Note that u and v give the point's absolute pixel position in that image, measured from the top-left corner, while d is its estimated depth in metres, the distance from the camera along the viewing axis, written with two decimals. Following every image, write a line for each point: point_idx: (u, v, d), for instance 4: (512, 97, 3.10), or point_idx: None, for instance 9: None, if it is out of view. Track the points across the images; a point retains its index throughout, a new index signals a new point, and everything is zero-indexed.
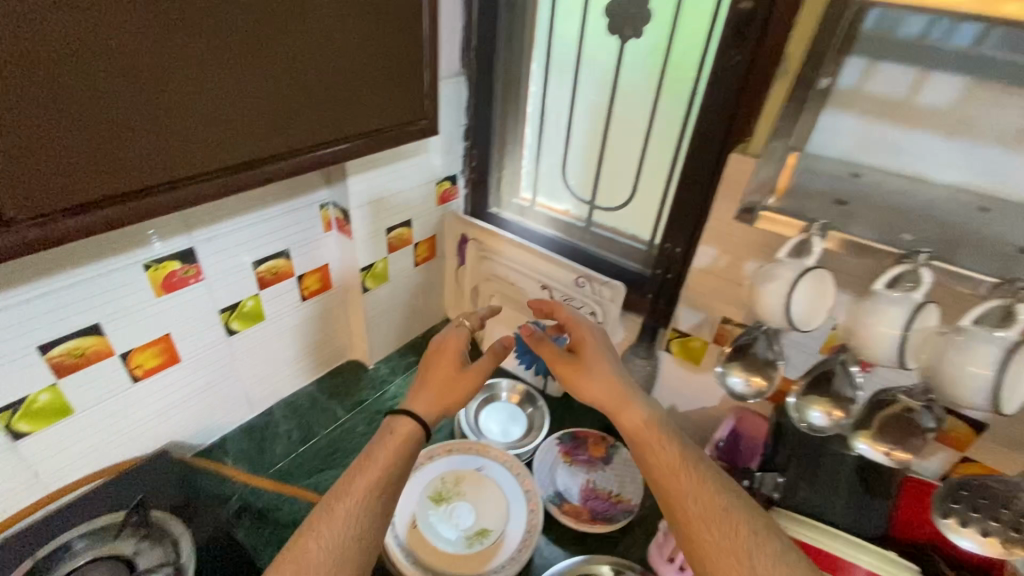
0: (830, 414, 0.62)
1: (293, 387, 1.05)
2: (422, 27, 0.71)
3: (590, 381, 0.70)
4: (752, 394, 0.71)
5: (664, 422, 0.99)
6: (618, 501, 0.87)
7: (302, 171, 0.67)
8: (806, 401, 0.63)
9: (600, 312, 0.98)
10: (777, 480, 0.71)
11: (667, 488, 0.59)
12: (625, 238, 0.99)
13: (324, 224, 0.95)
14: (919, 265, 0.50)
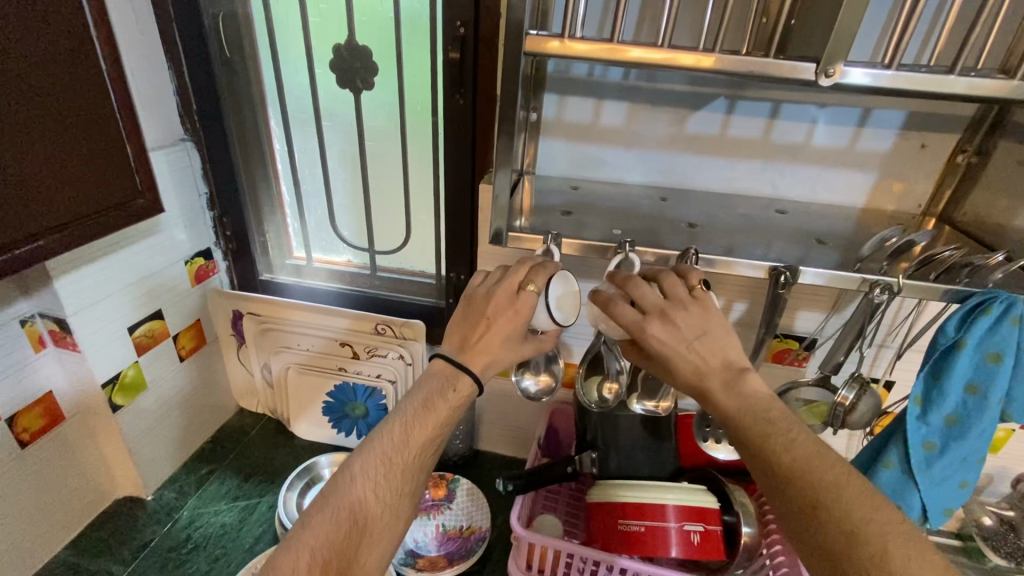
0: (611, 389, 0.70)
1: (37, 561, 0.81)
2: (112, 93, 0.63)
3: (659, 341, 0.52)
4: (543, 394, 0.72)
5: (493, 441, 1.03)
6: (469, 534, 0.87)
7: (8, 271, 0.56)
8: (589, 383, 0.71)
9: (407, 354, 0.98)
10: (592, 457, 0.80)
11: (758, 445, 0.49)
12: (410, 276, 1.01)
13: (33, 344, 0.76)
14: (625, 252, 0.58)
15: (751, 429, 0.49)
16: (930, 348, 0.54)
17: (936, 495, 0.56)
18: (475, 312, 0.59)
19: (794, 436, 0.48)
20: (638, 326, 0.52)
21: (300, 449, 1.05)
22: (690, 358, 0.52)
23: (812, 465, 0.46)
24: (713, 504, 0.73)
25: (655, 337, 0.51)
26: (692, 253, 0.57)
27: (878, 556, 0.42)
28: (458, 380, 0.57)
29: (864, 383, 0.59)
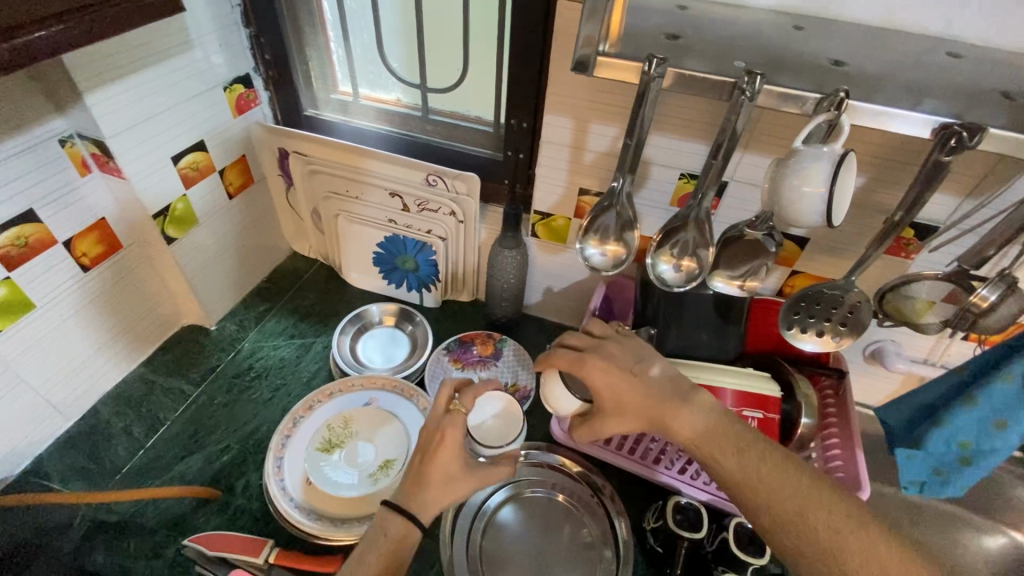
0: (687, 268, 0.63)
1: (119, 375, 0.89)
2: None
3: (611, 381, 0.59)
4: (609, 266, 0.69)
5: (543, 305, 1.02)
6: (514, 392, 0.88)
7: (15, 64, 0.48)
8: (658, 255, 0.64)
9: (459, 210, 0.91)
10: (650, 333, 0.75)
11: (727, 470, 0.55)
12: (466, 122, 0.90)
13: (78, 167, 0.73)
14: (741, 81, 0.47)
15: (724, 447, 0.55)
16: None
17: None
18: (420, 449, 0.63)
19: (765, 451, 0.55)
20: (577, 359, 0.60)
21: (351, 295, 1.07)
22: (642, 387, 0.59)
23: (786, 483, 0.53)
24: (775, 393, 0.69)
25: (598, 368, 0.59)
26: (841, 95, 0.44)
27: (865, 547, 0.50)
28: (391, 522, 0.58)
29: (1012, 283, 0.49)
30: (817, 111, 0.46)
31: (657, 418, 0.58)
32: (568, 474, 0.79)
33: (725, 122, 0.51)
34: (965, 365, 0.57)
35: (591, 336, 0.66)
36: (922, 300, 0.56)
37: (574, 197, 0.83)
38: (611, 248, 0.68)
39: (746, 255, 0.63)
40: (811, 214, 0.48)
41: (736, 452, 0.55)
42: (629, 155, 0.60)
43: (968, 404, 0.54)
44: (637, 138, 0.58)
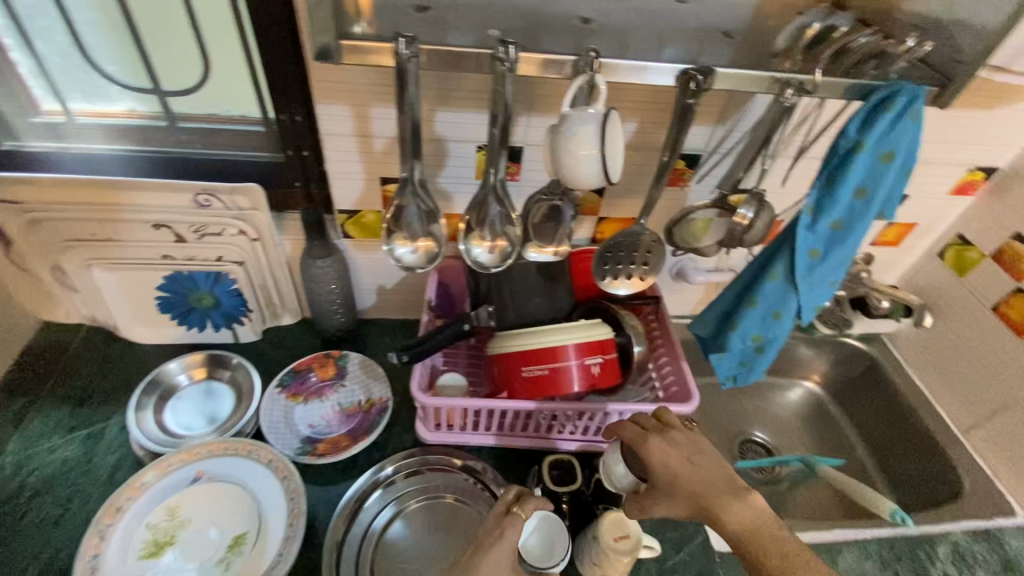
0: (499, 247, 0.63)
1: None
2: None
3: (666, 462, 0.59)
4: (422, 261, 0.68)
5: (379, 306, 0.96)
6: (370, 407, 0.81)
7: None
8: (468, 241, 0.63)
9: (249, 227, 0.80)
10: (490, 310, 0.75)
11: (758, 555, 0.52)
12: (230, 123, 0.78)
13: None
14: (499, 49, 0.45)
15: (763, 542, 0.53)
16: (830, 153, 0.50)
17: (811, 297, 0.58)
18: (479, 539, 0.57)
19: (799, 551, 0.52)
20: (642, 436, 0.62)
21: (144, 354, 0.88)
22: (697, 473, 0.58)
23: (756, 521, 0.54)
24: (610, 335, 0.74)
25: (658, 447, 0.60)
26: (593, 56, 0.45)
27: None
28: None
29: (762, 199, 0.55)
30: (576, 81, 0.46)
31: (705, 504, 0.56)
32: (442, 473, 0.77)
33: (495, 93, 0.49)
34: (743, 272, 0.63)
35: (659, 423, 0.64)
36: (698, 220, 0.61)
37: (377, 187, 0.77)
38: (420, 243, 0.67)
39: (548, 223, 0.66)
40: (591, 176, 0.49)
41: (781, 554, 0.51)
42: (411, 140, 0.57)
43: (752, 307, 0.61)
44: (413, 121, 0.55)
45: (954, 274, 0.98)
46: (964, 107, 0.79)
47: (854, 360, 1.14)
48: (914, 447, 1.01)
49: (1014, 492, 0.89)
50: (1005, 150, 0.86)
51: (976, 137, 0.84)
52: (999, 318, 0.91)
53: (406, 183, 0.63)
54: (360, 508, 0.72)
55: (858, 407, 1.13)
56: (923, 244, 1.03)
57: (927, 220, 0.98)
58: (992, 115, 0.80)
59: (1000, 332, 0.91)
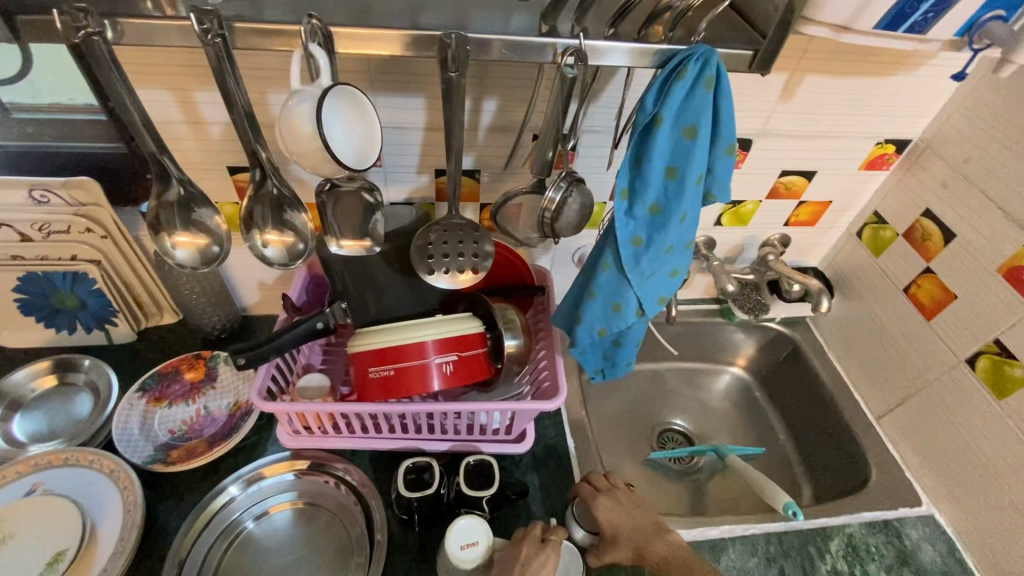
0: (284, 242, 0.58)
1: None
2: None
3: (612, 516, 0.66)
4: (199, 264, 0.57)
5: (264, 302, 0.91)
6: (236, 410, 0.78)
7: None
8: (252, 237, 0.58)
9: (95, 225, 0.75)
10: (345, 307, 0.70)
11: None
12: (76, 113, 0.73)
13: None
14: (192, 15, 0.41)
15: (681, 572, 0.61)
16: (632, 129, 0.44)
17: (649, 287, 0.53)
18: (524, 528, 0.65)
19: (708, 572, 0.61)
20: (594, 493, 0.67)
21: (10, 360, 0.84)
22: (635, 518, 0.66)
23: (678, 551, 0.63)
24: (475, 329, 0.70)
25: (605, 506, 0.66)
26: (310, 22, 0.41)
27: None
28: None
29: (574, 181, 0.49)
30: (303, 66, 0.43)
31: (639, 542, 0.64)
32: (308, 476, 0.74)
33: (220, 85, 0.46)
34: (587, 261, 0.58)
35: (601, 482, 0.69)
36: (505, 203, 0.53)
37: (226, 178, 0.71)
38: (186, 239, 0.56)
39: (348, 213, 0.60)
40: (323, 162, 0.45)
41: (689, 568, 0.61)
42: (149, 136, 0.50)
43: (591, 299, 0.55)
44: (142, 118, 0.49)
45: (870, 253, 0.93)
46: (855, 75, 0.73)
47: (778, 344, 1.09)
48: (831, 434, 0.97)
49: (921, 481, 0.85)
50: (911, 120, 0.81)
51: (875, 107, 0.78)
52: (908, 300, 0.86)
53: (163, 176, 0.54)
54: (214, 516, 0.69)
55: (781, 393, 1.09)
56: (842, 223, 0.97)
57: (842, 198, 0.92)
58: (889, 83, 0.75)
59: (911, 314, 0.86)
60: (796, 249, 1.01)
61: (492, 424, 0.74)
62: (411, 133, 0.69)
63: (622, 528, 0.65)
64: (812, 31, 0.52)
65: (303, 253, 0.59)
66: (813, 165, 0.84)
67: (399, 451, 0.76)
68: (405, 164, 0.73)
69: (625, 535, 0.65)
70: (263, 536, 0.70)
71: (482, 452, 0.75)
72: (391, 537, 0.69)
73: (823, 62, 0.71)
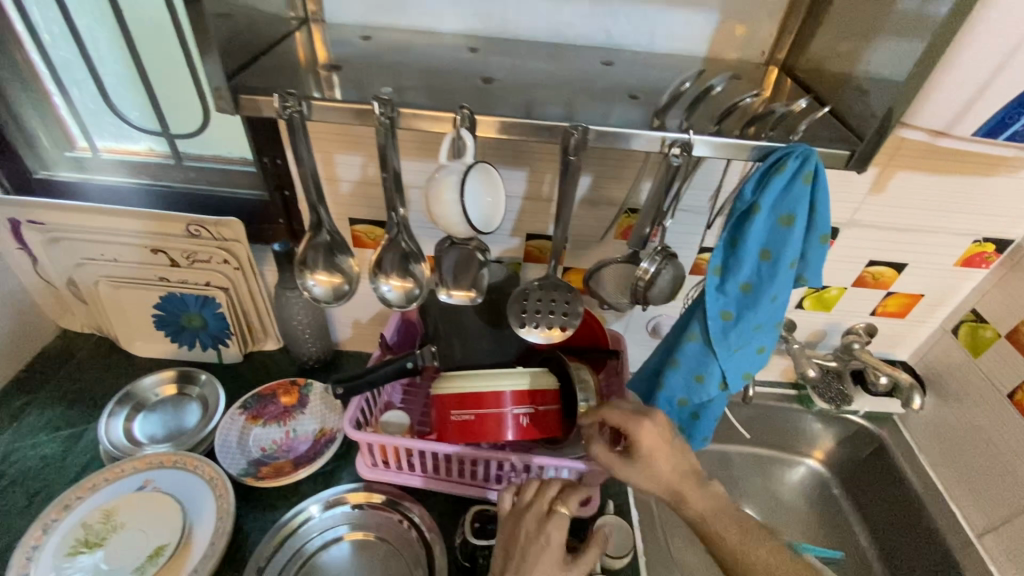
0: (404, 288, 0.65)
1: None
2: None
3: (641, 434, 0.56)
4: (330, 298, 0.65)
5: (355, 339, 0.99)
6: (321, 436, 0.84)
7: None
8: (377, 281, 0.65)
9: (231, 257, 0.87)
10: (432, 351, 0.76)
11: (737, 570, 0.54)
12: (232, 165, 0.86)
13: None
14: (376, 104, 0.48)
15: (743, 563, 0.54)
16: (729, 213, 0.48)
17: (733, 362, 0.55)
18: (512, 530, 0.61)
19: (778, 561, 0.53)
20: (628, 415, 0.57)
21: (139, 367, 0.96)
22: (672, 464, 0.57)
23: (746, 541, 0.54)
24: (552, 385, 0.72)
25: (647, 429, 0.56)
26: (465, 113, 0.48)
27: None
28: None
29: (668, 256, 0.52)
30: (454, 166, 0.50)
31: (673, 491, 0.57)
32: (377, 510, 0.76)
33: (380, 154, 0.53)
34: (671, 331, 0.61)
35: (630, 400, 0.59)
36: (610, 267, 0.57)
37: (346, 226, 0.81)
38: (325, 277, 0.64)
39: (461, 269, 0.67)
40: (455, 221, 0.52)
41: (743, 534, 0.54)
42: (312, 186, 0.59)
43: (674, 367, 0.57)
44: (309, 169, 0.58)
45: (967, 353, 0.89)
46: (951, 174, 0.74)
47: (862, 440, 1.03)
48: (924, 547, 0.89)
49: None
50: (1012, 222, 0.79)
51: (973, 206, 0.77)
52: (1014, 407, 0.81)
53: (316, 225, 0.63)
54: (291, 533, 0.74)
55: (864, 493, 1.02)
56: (936, 318, 0.94)
57: (936, 293, 0.89)
58: (988, 184, 0.74)
59: (1016, 424, 0.80)
60: (883, 341, 0.98)
61: (560, 482, 0.74)
62: (511, 199, 0.77)
63: (660, 446, 0.57)
64: (908, 134, 0.55)
65: (414, 298, 0.66)
66: (905, 257, 0.84)
67: (466, 497, 0.78)
68: (502, 227, 0.81)
69: (658, 457, 0.57)
70: (333, 563, 0.72)
71: (547, 509, 0.75)
72: None
73: (917, 160, 0.72)
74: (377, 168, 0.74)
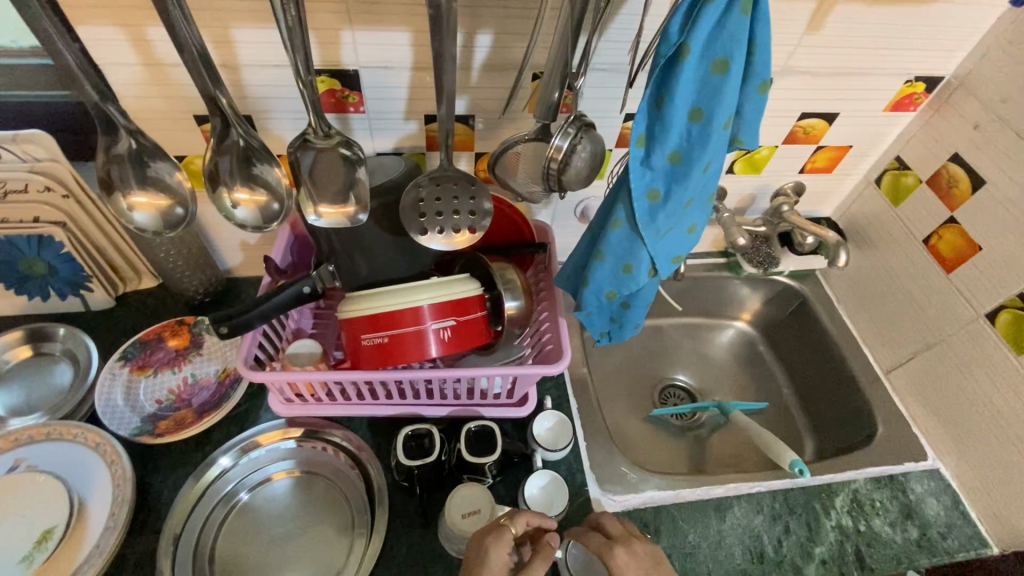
0: (254, 200, 0.53)
1: None
2: None
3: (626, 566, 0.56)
4: (160, 226, 0.51)
5: (249, 263, 0.86)
6: (225, 378, 0.74)
7: None
8: (218, 193, 0.53)
9: (54, 183, 0.68)
10: (332, 270, 0.66)
11: None
12: (16, 57, 0.65)
13: None
14: None
15: None
16: (653, 66, 0.39)
17: (663, 247, 0.49)
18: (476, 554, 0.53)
19: None
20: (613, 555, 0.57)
21: None
22: None
23: None
24: (473, 292, 0.65)
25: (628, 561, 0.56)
26: None
27: None
28: None
29: (584, 127, 0.45)
30: (278, 12, 0.45)
31: None
32: (304, 444, 0.71)
33: (163, 19, 0.46)
34: (595, 218, 0.53)
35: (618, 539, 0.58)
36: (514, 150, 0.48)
37: (193, 127, 0.64)
38: (144, 199, 0.50)
39: (326, 175, 0.54)
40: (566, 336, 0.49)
41: None
42: (90, 85, 0.47)
43: (599, 260, 0.51)
44: (76, 61, 0.46)
45: (888, 203, 0.88)
46: (892, 2, 0.65)
47: (785, 299, 1.06)
48: (836, 389, 0.95)
49: (928, 436, 0.85)
50: (947, 55, 0.73)
51: (909, 42, 0.70)
52: (928, 251, 0.83)
53: (119, 130, 0.50)
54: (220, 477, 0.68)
55: (786, 348, 1.07)
56: (860, 170, 0.91)
57: (863, 142, 0.86)
58: (929, 11, 0.67)
59: (929, 268, 0.83)
60: (810, 199, 0.96)
61: (493, 388, 0.70)
62: (394, 73, 0.63)
63: None
64: None
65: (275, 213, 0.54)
66: (836, 107, 0.78)
67: (397, 417, 0.73)
68: (392, 110, 0.67)
69: None
70: (259, 506, 0.68)
71: (484, 416, 0.72)
72: (393, 502, 0.67)
73: None
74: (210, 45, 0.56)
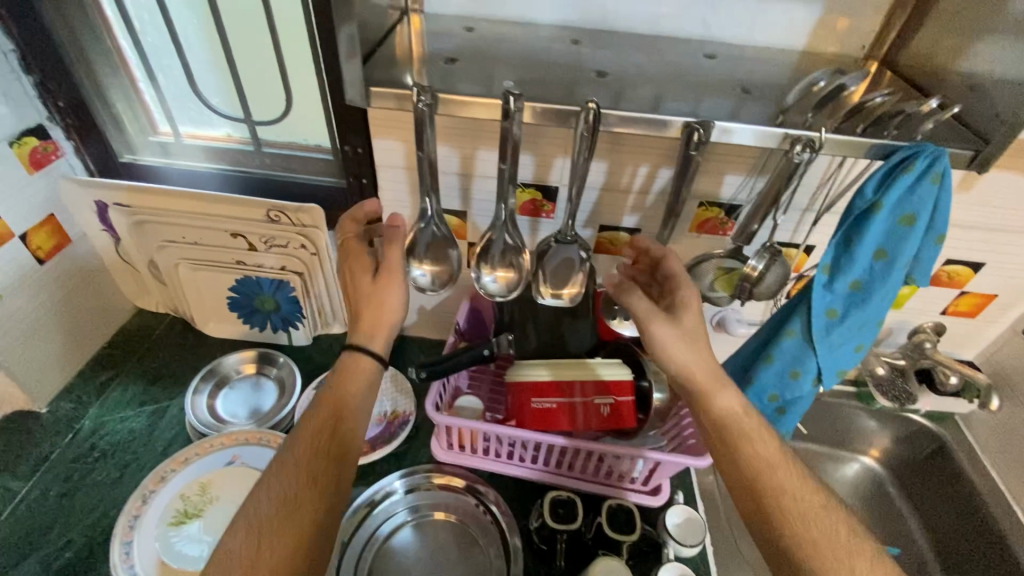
0: (505, 277, 0.67)
1: None
2: None
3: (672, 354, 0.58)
4: (433, 285, 0.69)
5: (420, 325, 1.01)
6: (394, 419, 0.86)
7: None
8: (480, 269, 0.67)
9: (309, 243, 0.89)
10: (509, 339, 0.78)
11: (758, 480, 0.54)
12: (306, 152, 0.87)
13: (28, 168, 0.80)
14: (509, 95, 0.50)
15: (770, 484, 0.53)
16: (845, 213, 0.48)
17: (832, 359, 0.55)
18: (352, 365, 0.64)
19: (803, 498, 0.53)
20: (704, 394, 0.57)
21: (213, 347, 1.00)
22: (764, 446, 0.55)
23: (759, 460, 0.55)
24: (627, 376, 0.72)
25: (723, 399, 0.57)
26: (593, 109, 0.49)
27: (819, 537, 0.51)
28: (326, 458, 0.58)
29: (774, 251, 0.54)
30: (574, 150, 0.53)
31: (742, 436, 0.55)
32: (450, 491, 0.79)
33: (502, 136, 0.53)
34: (763, 326, 0.61)
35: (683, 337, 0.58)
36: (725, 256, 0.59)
37: None
38: (430, 266, 0.68)
39: (561, 267, 0.67)
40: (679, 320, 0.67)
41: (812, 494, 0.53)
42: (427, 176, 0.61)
43: (768, 363, 0.58)
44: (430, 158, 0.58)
45: None
46: None
47: (921, 440, 1.02)
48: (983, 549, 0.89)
49: None
50: None
51: None
52: None
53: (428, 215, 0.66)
54: (375, 506, 0.77)
55: (922, 494, 1.01)
56: (1010, 320, 0.92)
57: (1013, 294, 0.87)
58: None
59: None
60: (952, 341, 0.96)
61: (634, 472, 0.75)
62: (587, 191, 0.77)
63: (738, 437, 0.55)
64: None
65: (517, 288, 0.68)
66: (985, 258, 0.82)
67: (537, 483, 0.80)
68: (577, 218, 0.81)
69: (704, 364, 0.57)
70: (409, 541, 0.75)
71: (619, 498, 0.77)
72: (527, 567, 0.72)
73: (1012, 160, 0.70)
74: (459, 159, 0.75)
